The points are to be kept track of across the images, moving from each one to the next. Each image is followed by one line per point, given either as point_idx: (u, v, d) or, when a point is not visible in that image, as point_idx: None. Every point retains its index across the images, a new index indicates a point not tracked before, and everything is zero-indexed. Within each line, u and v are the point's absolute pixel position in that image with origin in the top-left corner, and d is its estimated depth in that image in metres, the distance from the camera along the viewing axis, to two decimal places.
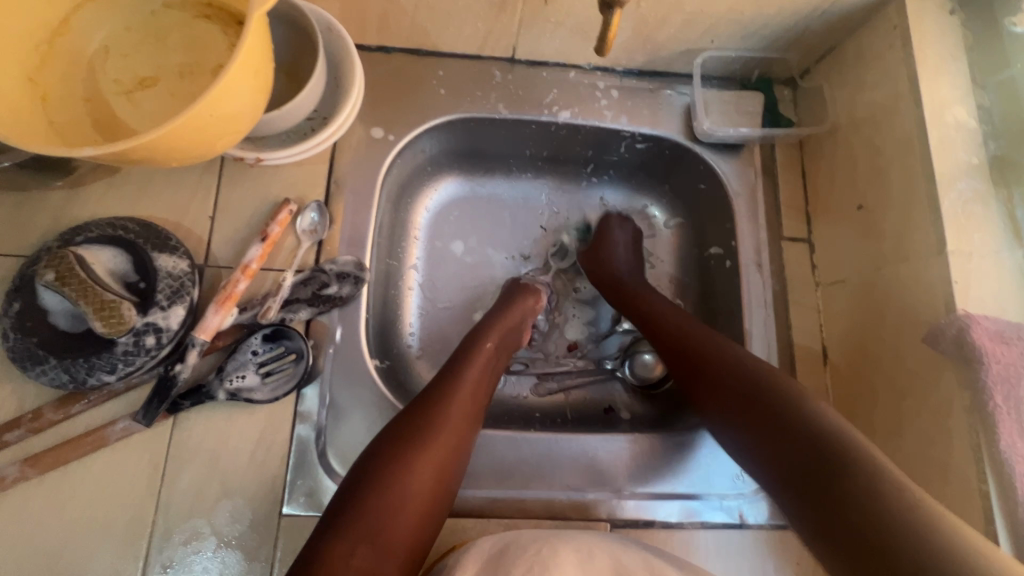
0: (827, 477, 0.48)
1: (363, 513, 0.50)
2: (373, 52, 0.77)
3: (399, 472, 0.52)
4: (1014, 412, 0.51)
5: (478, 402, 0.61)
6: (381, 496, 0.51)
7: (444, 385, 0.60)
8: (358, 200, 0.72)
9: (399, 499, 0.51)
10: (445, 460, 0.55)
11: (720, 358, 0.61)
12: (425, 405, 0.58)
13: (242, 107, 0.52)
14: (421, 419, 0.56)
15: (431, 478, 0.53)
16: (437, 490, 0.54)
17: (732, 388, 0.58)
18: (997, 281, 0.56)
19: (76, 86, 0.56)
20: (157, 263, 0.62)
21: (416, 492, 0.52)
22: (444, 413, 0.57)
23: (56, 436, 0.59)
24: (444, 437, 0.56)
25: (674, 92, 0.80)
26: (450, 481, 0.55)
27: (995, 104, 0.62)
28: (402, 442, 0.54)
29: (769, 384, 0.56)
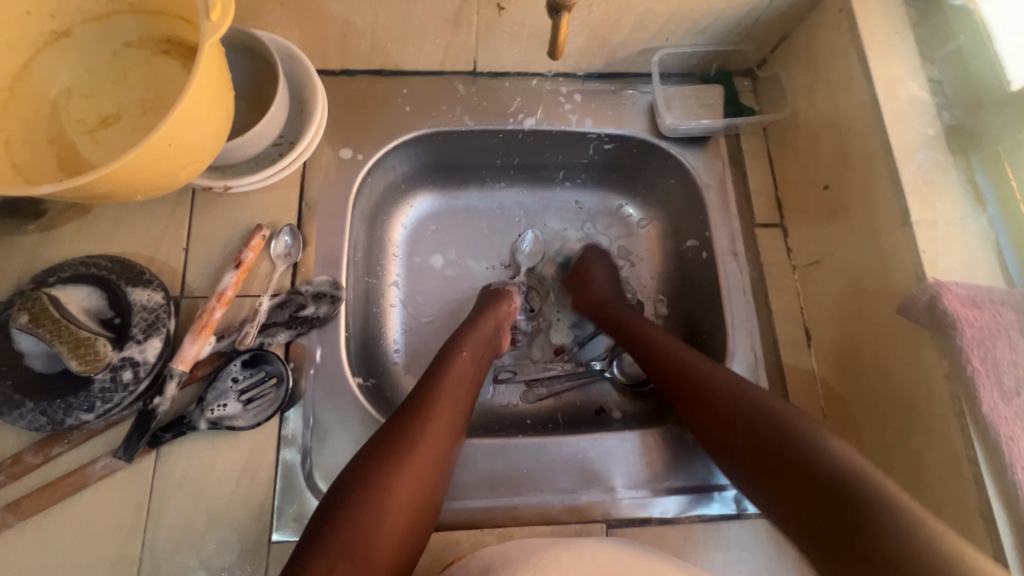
0: (845, 523, 0.46)
1: (340, 532, 0.49)
2: (337, 76, 0.78)
3: (377, 488, 0.51)
4: (993, 374, 0.50)
5: (457, 409, 0.61)
6: (358, 514, 0.50)
7: (422, 398, 0.60)
8: (331, 221, 0.72)
9: (377, 516, 0.50)
10: (424, 474, 0.54)
11: (724, 399, 0.58)
12: (402, 419, 0.57)
13: (202, 138, 0.53)
14: (397, 433, 0.56)
15: (411, 494, 0.53)
16: (417, 505, 0.53)
17: (734, 427, 0.57)
18: (965, 247, 0.56)
19: (39, 128, 0.56)
20: (131, 297, 0.62)
21: (395, 507, 0.51)
22: (422, 426, 0.57)
23: (37, 480, 0.58)
24: (422, 450, 0.55)
25: (636, 92, 0.81)
26: (431, 495, 0.55)
27: (945, 75, 0.63)
28: (379, 457, 0.54)
29: (784, 427, 0.53)
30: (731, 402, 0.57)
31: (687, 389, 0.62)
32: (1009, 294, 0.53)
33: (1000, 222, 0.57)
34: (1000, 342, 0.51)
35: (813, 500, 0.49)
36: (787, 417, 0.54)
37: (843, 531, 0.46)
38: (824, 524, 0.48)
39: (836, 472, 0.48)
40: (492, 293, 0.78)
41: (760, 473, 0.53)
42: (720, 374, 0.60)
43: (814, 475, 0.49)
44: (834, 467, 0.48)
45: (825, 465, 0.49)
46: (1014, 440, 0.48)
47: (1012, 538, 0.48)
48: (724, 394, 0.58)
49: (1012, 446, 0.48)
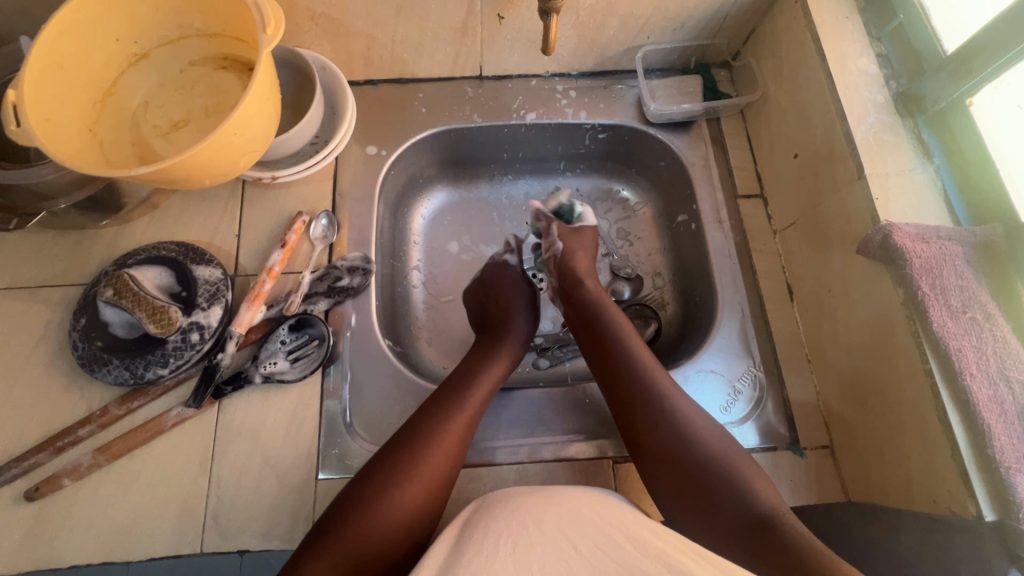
0: (761, 538, 0.56)
1: (355, 524, 0.58)
2: (361, 85, 0.90)
3: (392, 487, 0.60)
4: (941, 297, 0.58)
5: (469, 429, 0.68)
6: (372, 511, 0.59)
7: (442, 408, 0.67)
8: (360, 208, 0.83)
9: (386, 514, 0.59)
10: (434, 480, 0.63)
11: (668, 412, 0.66)
12: (419, 435, 0.65)
13: (256, 135, 0.65)
14: (416, 438, 0.64)
15: (418, 500, 0.61)
16: (424, 507, 0.61)
17: (669, 443, 0.64)
18: (914, 193, 0.64)
19: (125, 133, 0.68)
20: (196, 273, 0.73)
21: (403, 508, 0.60)
22: (440, 435, 0.65)
23: (120, 429, 0.68)
24: (434, 458, 0.63)
25: (625, 86, 0.92)
26: (438, 497, 0.63)
27: (891, 50, 0.72)
28: (397, 460, 0.63)
29: (705, 451, 0.63)
30: (672, 419, 0.66)
31: (635, 398, 0.68)
32: (955, 231, 0.60)
33: (945, 170, 0.65)
34: (947, 270, 0.58)
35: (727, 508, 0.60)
36: (709, 447, 0.64)
37: (752, 531, 0.57)
38: (732, 523, 0.59)
39: (757, 511, 0.58)
40: (514, 292, 0.86)
41: (689, 482, 0.62)
42: (666, 389, 0.68)
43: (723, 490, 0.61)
44: (753, 510, 0.59)
45: (753, 508, 0.59)
46: (962, 351, 0.56)
47: (966, 438, 0.55)
48: (668, 409, 0.66)
49: (962, 355, 0.55)
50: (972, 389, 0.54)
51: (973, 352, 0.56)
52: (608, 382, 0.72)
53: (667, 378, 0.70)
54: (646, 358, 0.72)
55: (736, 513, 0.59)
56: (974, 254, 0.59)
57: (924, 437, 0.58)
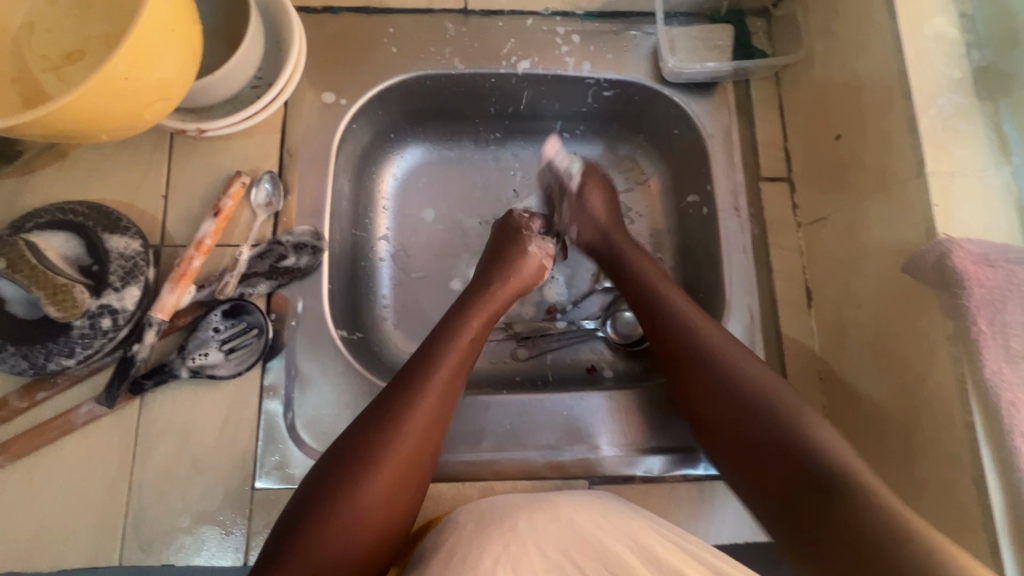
0: (819, 500, 0.48)
1: (314, 534, 0.49)
2: (319, 14, 0.74)
3: (355, 487, 0.51)
4: (1002, 337, 0.47)
5: (447, 398, 0.58)
6: (335, 516, 0.49)
7: (411, 386, 0.56)
8: (313, 170, 0.69)
9: (351, 520, 0.50)
10: (404, 474, 0.53)
11: (725, 374, 0.57)
12: (387, 411, 0.55)
13: (167, 74, 0.50)
14: (381, 425, 0.54)
15: (387, 495, 0.52)
16: (396, 505, 0.52)
17: (730, 409, 0.56)
18: (983, 201, 0.52)
19: (3, 64, 0.54)
20: (108, 244, 0.61)
21: (370, 511, 0.50)
22: (408, 422, 0.54)
23: (24, 423, 0.59)
24: (404, 447, 0.53)
25: (640, 33, 0.76)
26: (411, 492, 0.54)
27: (978, 9, 0.57)
28: (359, 451, 0.52)
29: (775, 404, 0.54)
30: (735, 379, 0.56)
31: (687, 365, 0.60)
32: None
33: None
34: (1012, 303, 0.47)
35: (784, 469, 0.51)
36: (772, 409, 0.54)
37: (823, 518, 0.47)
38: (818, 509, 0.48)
39: (819, 465, 0.49)
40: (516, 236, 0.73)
41: (752, 450, 0.54)
42: (724, 352, 0.58)
43: (782, 438, 0.52)
44: (816, 463, 0.50)
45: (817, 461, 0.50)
46: (1015, 405, 0.46)
47: (1003, 505, 0.47)
48: (722, 372, 0.57)
49: (1013, 412, 0.46)
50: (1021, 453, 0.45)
51: None
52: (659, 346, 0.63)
53: (720, 334, 0.60)
54: (700, 320, 0.61)
55: (791, 470, 0.51)
56: None
57: (949, 497, 0.50)
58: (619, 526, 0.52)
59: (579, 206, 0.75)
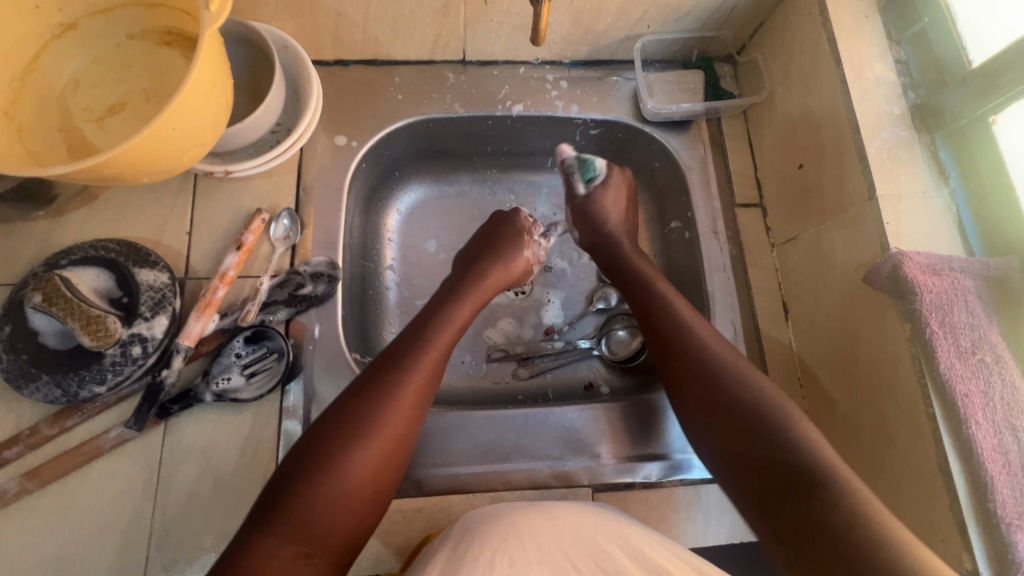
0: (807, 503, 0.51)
1: (300, 499, 0.52)
2: (331, 66, 0.81)
3: (342, 457, 0.54)
4: (951, 336, 0.53)
5: (429, 385, 0.62)
6: (322, 482, 0.53)
7: (399, 368, 0.60)
8: (327, 206, 0.75)
9: (336, 487, 0.53)
10: (389, 448, 0.57)
11: (736, 396, 0.59)
12: (371, 395, 0.58)
13: (204, 123, 0.56)
14: (369, 401, 0.57)
15: (370, 474, 0.55)
16: (379, 478, 0.56)
17: (735, 427, 0.58)
18: (926, 219, 0.60)
19: (50, 117, 0.59)
20: (138, 277, 0.65)
21: (356, 481, 0.54)
22: (393, 406, 0.58)
23: (53, 450, 0.61)
24: (391, 424, 0.57)
25: (621, 78, 0.84)
26: (395, 466, 0.57)
27: (911, 56, 0.66)
28: (347, 423, 0.56)
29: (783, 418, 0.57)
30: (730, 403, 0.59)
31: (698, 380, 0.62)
32: (968, 261, 0.55)
33: (961, 193, 0.61)
34: (958, 307, 0.54)
35: (768, 479, 0.54)
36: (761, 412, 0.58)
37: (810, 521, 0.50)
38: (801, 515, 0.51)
39: (804, 467, 0.53)
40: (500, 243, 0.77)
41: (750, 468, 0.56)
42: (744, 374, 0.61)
43: (797, 456, 0.54)
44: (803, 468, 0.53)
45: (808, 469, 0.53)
46: (969, 396, 0.52)
47: (966, 488, 0.52)
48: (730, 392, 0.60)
49: (968, 402, 0.52)
50: (977, 438, 0.51)
51: (980, 398, 0.52)
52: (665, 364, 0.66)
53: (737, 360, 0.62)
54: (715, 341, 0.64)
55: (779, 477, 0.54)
56: (985, 287, 0.55)
57: (919, 484, 0.56)
58: (613, 528, 0.55)
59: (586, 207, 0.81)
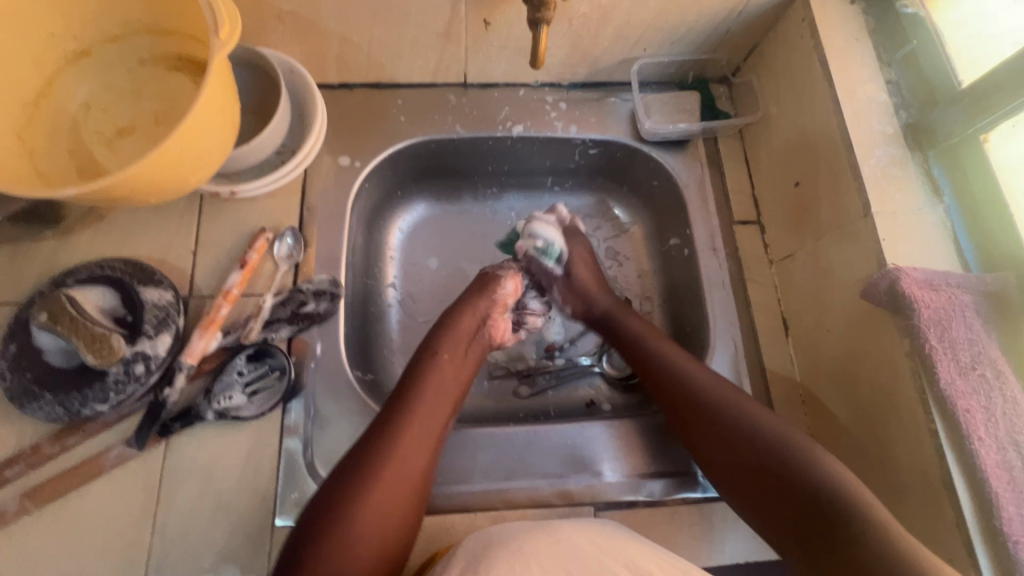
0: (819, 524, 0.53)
1: (311, 559, 0.51)
2: (335, 89, 0.83)
3: (349, 512, 0.54)
4: (950, 351, 0.53)
5: (434, 413, 0.63)
6: (331, 541, 0.52)
7: (401, 402, 0.63)
8: (330, 225, 0.76)
9: (345, 543, 0.53)
10: (393, 499, 0.56)
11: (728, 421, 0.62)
12: (375, 429, 0.60)
13: (212, 144, 0.57)
14: (368, 455, 0.58)
15: (385, 506, 0.56)
16: (385, 532, 0.55)
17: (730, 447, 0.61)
18: (921, 235, 0.61)
19: (61, 139, 0.61)
20: (143, 296, 0.65)
21: (362, 536, 0.54)
22: (397, 436, 0.59)
23: (53, 469, 0.61)
24: (388, 476, 0.57)
25: (619, 100, 0.86)
26: (400, 519, 0.56)
27: (901, 77, 0.68)
28: (352, 478, 0.56)
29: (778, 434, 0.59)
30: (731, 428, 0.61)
31: (693, 413, 0.64)
32: (965, 277, 0.56)
33: (955, 210, 0.61)
34: (956, 322, 0.54)
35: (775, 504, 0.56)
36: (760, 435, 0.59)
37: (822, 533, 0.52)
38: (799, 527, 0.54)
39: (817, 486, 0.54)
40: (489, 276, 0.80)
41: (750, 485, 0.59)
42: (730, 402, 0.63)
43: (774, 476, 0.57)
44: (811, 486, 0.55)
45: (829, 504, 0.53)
46: (970, 411, 0.52)
47: (971, 505, 0.52)
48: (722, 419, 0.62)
49: (970, 417, 0.52)
50: (980, 454, 0.51)
51: (981, 413, 0.52)
52: (659, 397, 0.68)
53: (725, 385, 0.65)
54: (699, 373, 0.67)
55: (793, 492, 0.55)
56: (982, 303, 0.55)
57: (927, 501, 0.55)
58: (613, 547, 0.55)
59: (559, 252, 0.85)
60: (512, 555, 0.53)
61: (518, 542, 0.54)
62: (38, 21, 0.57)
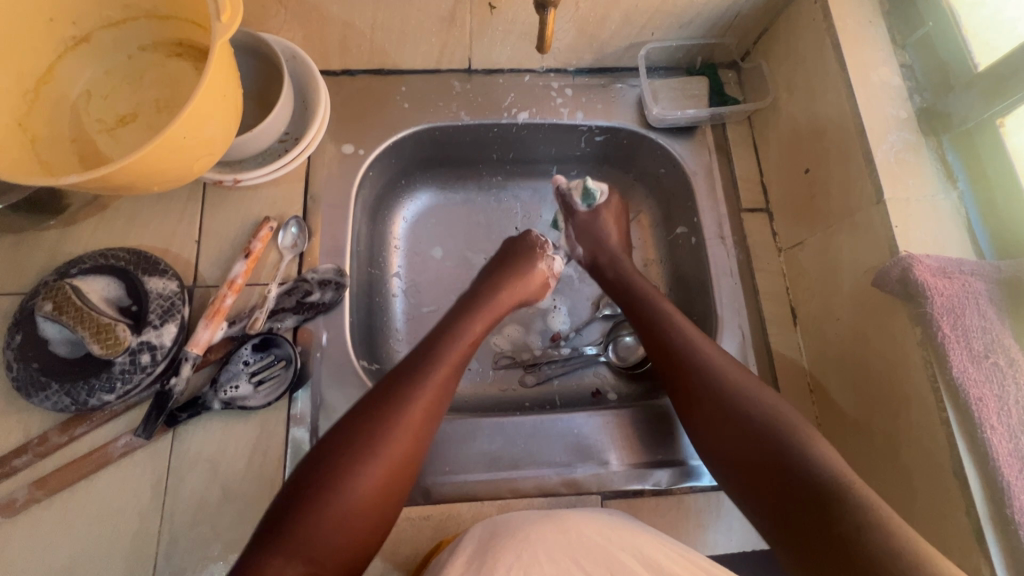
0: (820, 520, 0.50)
1: (310, 515, 0.52)
2: (338, 76, 0.82)
3: (349, 474, 0.54)
4: (963, 339, 0.53)
5: (438, 397, 0.62)
6: (325, 504, 0.53)
7: (406, 386, 0.60)
8: (335, 214, 0.76)
9: (335, 519, 0.53)
10: (396, 463, 0.57)
11: (741, 417, 0.59)
12: (373, 410, 0.58)
13: (213, 134, 0.56)
14: (378, 416, 0.58)
15: (375, 489, 0.55)
16: (385, 492, 0.56)
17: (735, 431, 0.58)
18: (934, 222, 0.60)
19: (62, 127, 0.60)
20: (148, 286, 0.65)
21: (364, 494, 0.54)
22: (395, 421, 0.58)
23: (62, 458, 0.62)
24: (398, 437, 0.57)
25: (625, 86, 0.85)
26: (401, 482, 0.57)
27: (915, 61, 0.66)
28: (356, 441, 0.56)
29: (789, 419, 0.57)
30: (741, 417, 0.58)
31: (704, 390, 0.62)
32: (978, 264, 0.55)
33: (970, 197, 0.61)
34: (970, 309, 0.53)
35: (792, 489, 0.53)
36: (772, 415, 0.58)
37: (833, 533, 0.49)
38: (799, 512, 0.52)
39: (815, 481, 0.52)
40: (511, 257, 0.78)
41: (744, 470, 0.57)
42: (746, 392, 0.60)
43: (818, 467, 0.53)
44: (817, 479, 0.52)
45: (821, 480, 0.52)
46: (983, 400, 0.51)
47: (982, 493, 0.51)
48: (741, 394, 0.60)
49: (982, 406, 0.51)
50: (992, 443, 0.50)
51: (994, 402, 0.51)
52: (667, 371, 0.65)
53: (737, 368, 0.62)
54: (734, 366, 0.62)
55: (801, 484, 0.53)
56: (998, 291, 0.54)
57: (937, 489, 0.55)
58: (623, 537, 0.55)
59: (585, 226, 0.82)
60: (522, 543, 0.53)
61: (528, 533, 0.54)
62: (38, 7, 0.56)
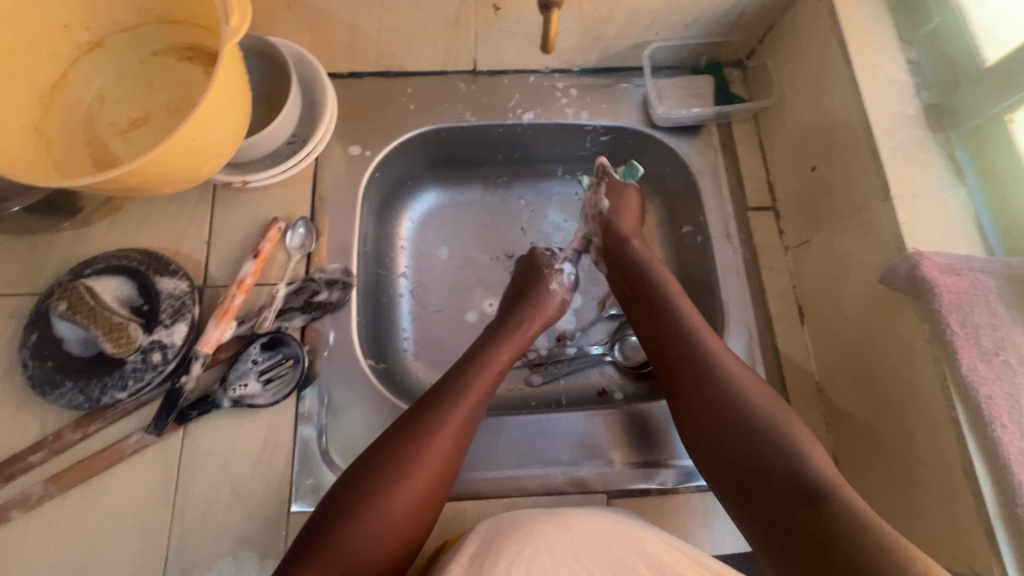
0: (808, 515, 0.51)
1: (344, 532, 0.53)
2: (345, 78, 0.83)
3: (386, 490, 0.56)
4: (973, 338, 0.52)
5: (474, 415, 0.63)
6: (362, 517, 0.54)
7: (442, 405, 0.62)
8: (342, 214, 0.77)
9: (373, 531, 0.54)
10: (432, 481, 0.58)
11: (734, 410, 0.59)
12: (412, 427, 0.60)
13: (222, 137, 0.57)
14: (412, 437, 0.59)
15: (410, 506, 0.56)
16: (420, 511, 0.57)
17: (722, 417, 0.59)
18: (942, 219, 0.59)
19: (76, 131, 0.61)
20: (159, 285, 0.67)
21: (398, 513, 0.55)
22: (431, 439, 0.59)
23: (75, 455, 0.63)
24: (431, 456, 0.58)
25: (630, 85, 0.85)
26: (437, 500, 0.58)
27: (923, 57, 0.66)
28: (391, 459, 0.57)
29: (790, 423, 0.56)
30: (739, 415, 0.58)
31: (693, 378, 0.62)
32: (988, 261, 0.54)
33: (979, 193, 0.60)
34: (979, 307, 0.52)
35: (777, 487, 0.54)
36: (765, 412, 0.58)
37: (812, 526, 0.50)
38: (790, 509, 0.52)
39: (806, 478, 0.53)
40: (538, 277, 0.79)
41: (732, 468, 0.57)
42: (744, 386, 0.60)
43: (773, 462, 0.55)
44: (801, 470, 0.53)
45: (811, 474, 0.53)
46: (993, 398, 0.51)
47: (992, 493, 0.51)
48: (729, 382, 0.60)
49: (992, 405, 0.50)
50: (1002, 441, 0.50)
51: (1004, 401, 0.50)
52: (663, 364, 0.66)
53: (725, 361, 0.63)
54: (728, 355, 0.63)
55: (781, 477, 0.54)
56: (1008, 288, 0.53)
57: (947, 489, 0.54)
58: (625, 533, 0.55)
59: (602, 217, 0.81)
60: (524, 541, 0.53)
61: (530, 532, 0.54)
62: (55, 13, 0.57)
